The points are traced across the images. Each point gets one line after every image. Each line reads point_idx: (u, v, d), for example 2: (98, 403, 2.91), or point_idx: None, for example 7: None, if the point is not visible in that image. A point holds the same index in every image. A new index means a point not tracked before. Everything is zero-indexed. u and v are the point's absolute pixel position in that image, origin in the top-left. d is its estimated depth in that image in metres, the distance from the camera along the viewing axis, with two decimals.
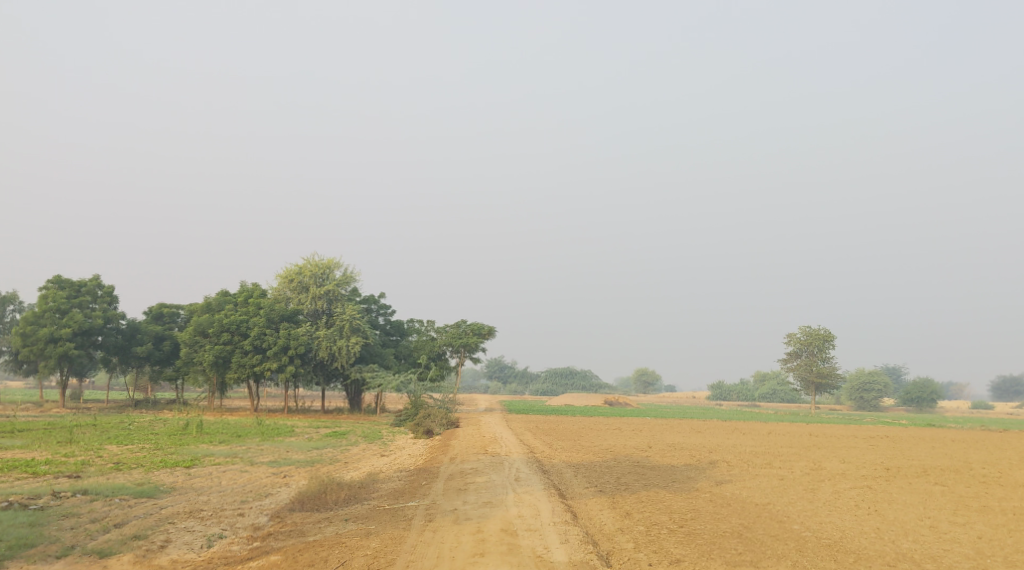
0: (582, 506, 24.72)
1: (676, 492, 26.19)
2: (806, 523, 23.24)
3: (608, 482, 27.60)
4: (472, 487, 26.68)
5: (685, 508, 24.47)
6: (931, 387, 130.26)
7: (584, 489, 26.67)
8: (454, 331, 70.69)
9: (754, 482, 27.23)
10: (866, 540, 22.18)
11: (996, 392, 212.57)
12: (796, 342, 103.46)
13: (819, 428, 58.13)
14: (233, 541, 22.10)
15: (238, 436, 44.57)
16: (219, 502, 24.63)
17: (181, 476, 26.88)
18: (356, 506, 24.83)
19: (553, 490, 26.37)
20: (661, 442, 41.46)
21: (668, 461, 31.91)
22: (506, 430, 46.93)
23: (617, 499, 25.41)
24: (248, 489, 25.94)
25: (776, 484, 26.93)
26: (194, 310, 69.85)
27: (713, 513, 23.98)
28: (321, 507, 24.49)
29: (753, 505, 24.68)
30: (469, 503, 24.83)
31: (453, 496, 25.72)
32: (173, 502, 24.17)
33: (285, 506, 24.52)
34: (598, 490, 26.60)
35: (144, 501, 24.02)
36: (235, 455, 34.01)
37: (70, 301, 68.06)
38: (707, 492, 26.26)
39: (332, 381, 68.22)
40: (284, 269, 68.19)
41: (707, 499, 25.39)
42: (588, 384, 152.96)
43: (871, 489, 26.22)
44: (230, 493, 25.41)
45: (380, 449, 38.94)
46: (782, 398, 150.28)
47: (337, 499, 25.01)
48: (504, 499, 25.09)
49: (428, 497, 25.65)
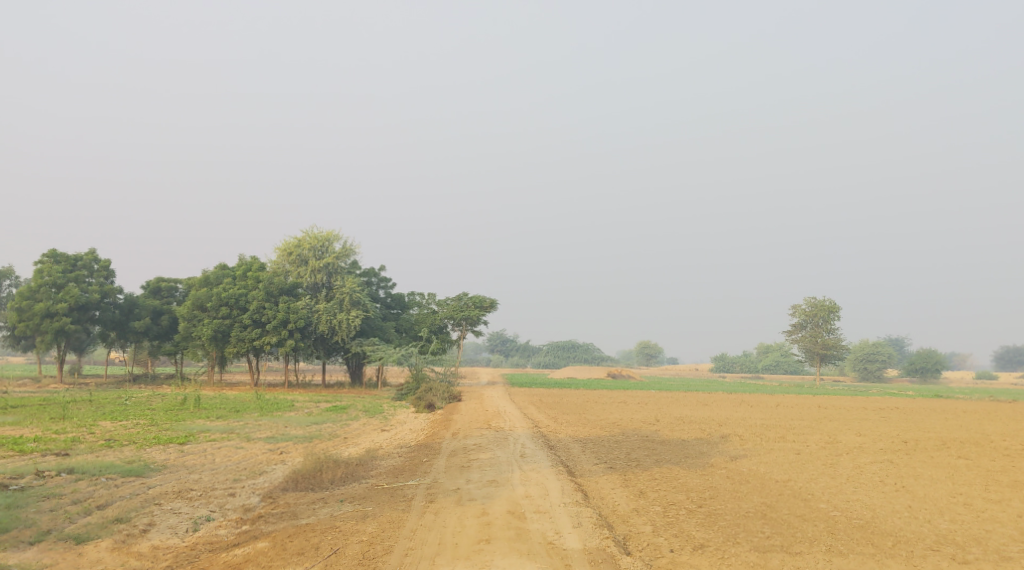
0: (593, 485, 23.75)
1: (689, 469, 25.21)
2: (833, 502, 22.25)
3: (617, 458, 26.60)
4: (476, 465, 25.70)
5: (700, 486, 23.50)
6: (936, 357, 129.50)
7: (594, 465, 25.70)
8: (455, 304, 69.49)
9: (771, 457, 26.22)
10: (900, 520, 21.21)
11: (999, 362, 211.77)
12: (800, 314, 102.48)
13: (828, 400, 57.19)
14: (221, 524, 21.16)
15: (236, 411, 43.59)
16: (209, 481, 23.66)
17: (174, 454, 25.91)
18: (353, 485, 23.88)
19: (561, 467, 25.40)
20: (669, 416, 40.46)
21: (678, 435, 30.92)
22: (510, 403, 45.99)
23: (629, 476, 24.46)
24: (241, 467, 24.97)
25: (794, 460, 25.92)
26: (193, 283, 68.82)
27: (731, 492, 23.02)
28: (316, 486, 23.54)
29: (773, 483, 23.70)
30: (473, 482, 23.87)
31: (455, 474, 24.78)
32: (161, 482, 23.22)
33: (278, 486, 23.54)
34: (609, 466, 25.60)
35: (132, 480, 23.07)
36: (232, 431, 33.08)
37: (65, 275, 67.02)
38: (722, 468, 25.27)
39: (333, 355, 67.31)
40: (283, 241, 67.07)
41: (724, 476, 24.40)
42: (591, 356, 152.21)
43: (894, 464, 25.23)
44: (222, 471, 24.45)
45: (381, 424, 38.00)
46: (786, 369, 149.62)
47: (333, 478, 24.03)
48: (510, 478, 24.13)
49: (429, 476, 24.68)
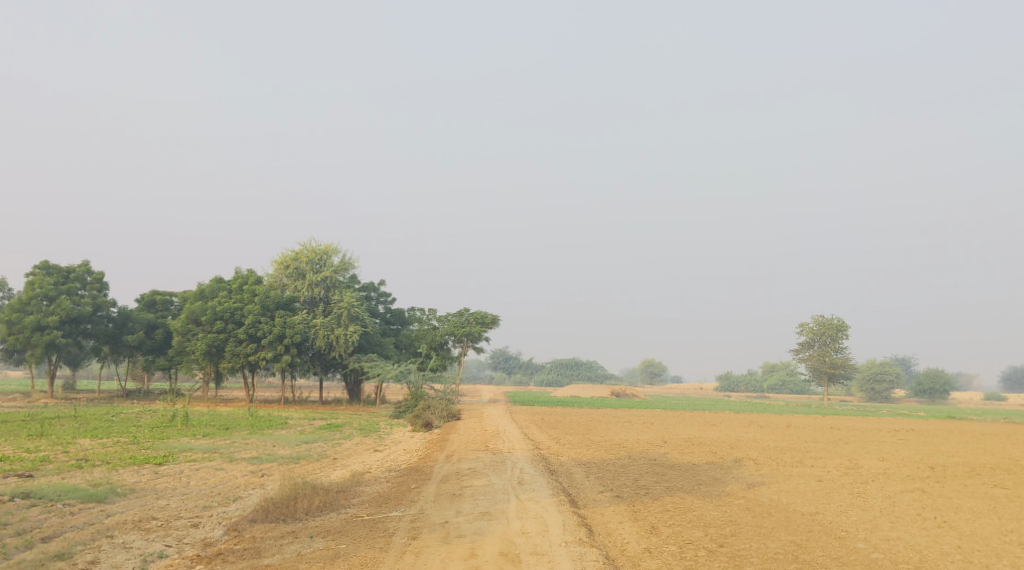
0: (598, 518, 21.94)
1: (704, 498, 23.37)
2: (871, 541, 20.41)
3: (624, 486, 24.76)
4: (468, 493, 23.89)
5: (717, 520, 21.68)
6: (944, 378, 127.35)
7: (599, 494, 23.89)
8: (456, 320, 67.65)
9: (792, 485, 24.34)
10: (949, 564, 19.40)
11: (1006, 383, 209.54)
12: (808, 332, 100.61)
13: (839, 421, 55.24)
14: (174, 562, 19.38)
15: (225, 429, 41.70)
16: (174, 509, 21.91)
17: (147, 475, 24.19)
18: (330, 516, 22.09)
19: (562, 496, 23.58)
20: (677, 437, 38.53)
21: (688, 459, 29.04)
22: (510, 423, 44.20)
23: (638, 508, 22.64)
24: (213, 493, 23.19)
25: (816, 488, 24.07)
26: (187, 297, 67.14)
27: (754, 528, 21.16)
28: (287, 517, 21.74)
29: (798, 516, 21.85)
30: (463, 514, 22.07)
31: (445, 504, 22.98)
32: (122, 509, 21.48)
33: (247, 516, 21.76)
34: (615, 495, 23.77)
35: (91, 507, 21.34)
36: (216, 450, 31.28)
37: (58, 288, 65.43)
38: (739, 497, 23.43)
39: (330, 371, 65.53)
40: (280, 254, 65.41)
41: (742, 508, 22.55)
42: (594, 374, 150.27)
43: (927, 494, 23.40)
44: (192, 497, 22.70)
45: (374, 444, 36.19)
46: (791, 389, 147.30)
47: (308, 508, 22.24)
48: (505, 510, 22.31)
49: (415, 506, 22.87)
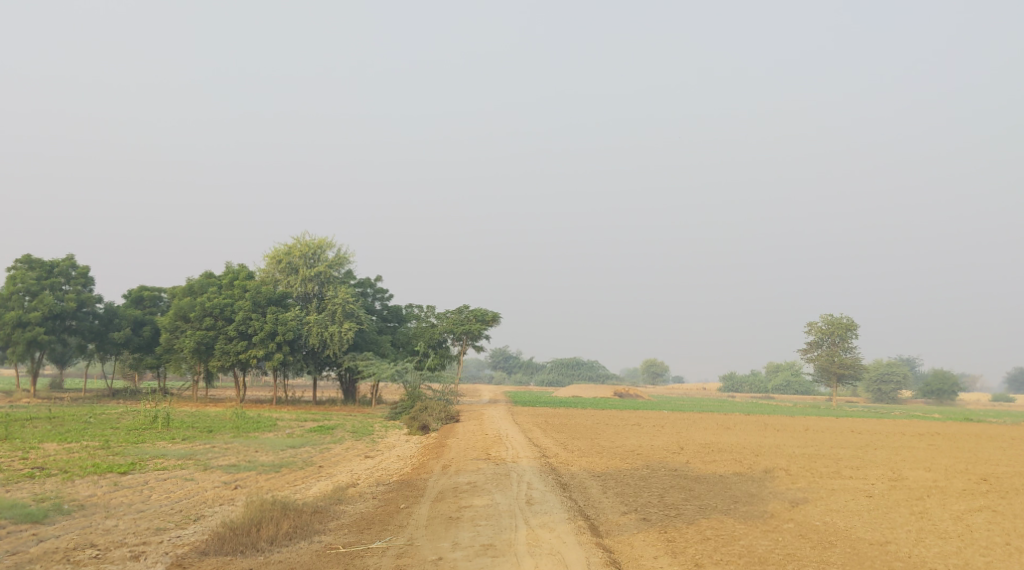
0: (628, 553, 19.27)
1: (747, 522, 20.68)
2: None
3: (649, 505, 22.06)
4: (467, 517, 21.19)
5: (771, 554, 19.00)
6: (952, 379, 124.69)
7: (622, 517, 21.19)
8: (455, 317, 64.90)
9: (841, 504, 21.70)
10: None
11: (1011, 385, 207.02)
12: (817, 331, 97.83)
13: (857, 423, 52.61)
14: None
15: (208, 432, 38.99)
16: (120, 533, 19.39)
17: (103, 487, 21.66)
18: (299, 547, 19.44)
19: (580, 521, 20.90)
20: (693, 442, 35.86)
21: (713, 469, 26.34)
22: (514, 425, 41.52)
23: (674, 537, 19.95)
24: (172, 511, 20.65)
25: (871, 507, 21.48)
26: (176, 293, 64.38)
27: (821, 566, 18.45)
28: (245, 550, 19.08)
29: (866, 548, 19.21)
30: (461, 548, 19.39)
31: (441, 532, 20.28)
32: (58, 533, 19.03)
33: (199, 546, 19.12)
34: (642, 518, 21.08)
35: (21, 530, 18.93)
36: (191, 457, 28.49)
37: (40, 282, 62.63)
38: (786, 521, 20.75)
39: (323, 370, 62.74)
40: (272, 248, 62.63)
41: (796, 535, 19.90)
42: (596, 374, 147.78)
43: (1001, 515, 20.88)
44: (146, 516, 20.19)
45: (366, 449, 33.51)
46: (796, 390, 144.52)
47: (273, 535, 19.61)
48: (513, 543, 19.64)
49: (404, 534, 20.20)
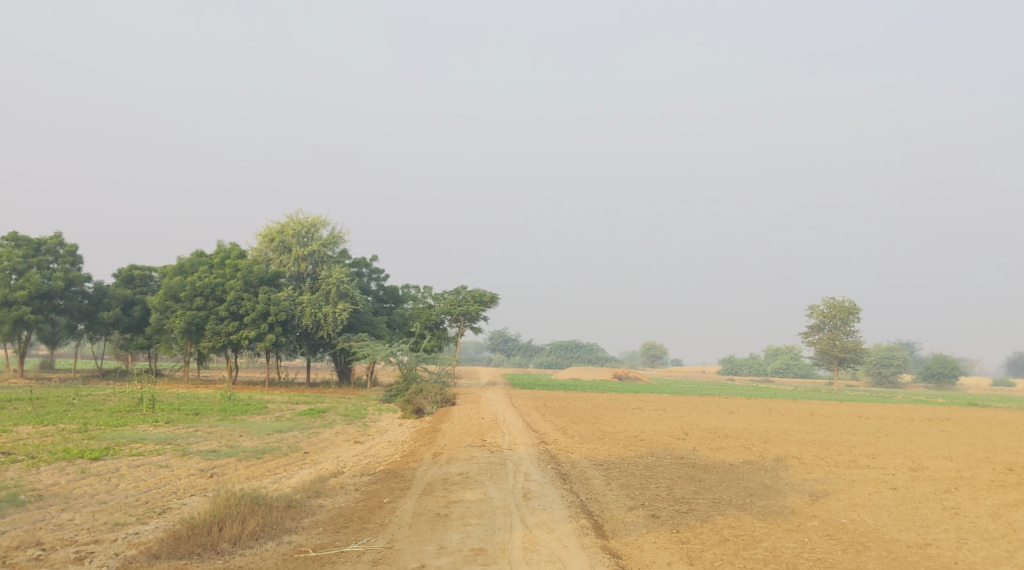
0: (637, 558, 17.91)
1: (767, 520, 19.35)
2: None
3: (658, 499, 20.67)
4: (456, 514, 19.85)
5: (799, 560, 17.67)
6: (953, 362, 123.45)
7: (629, 514, 19.82)
8: (453, 298, 63.49)
9: (866, 498, 20.47)
10: None
11: (1011, 369, 205.88)
12: (818, 314, 96.42)
13: (863, 408, 51.36)
14: None
15: (194, 414, 37.58)
16: (73, 529, 18.48)
17: (68, 475, 20.79)
18: (265, 549, 18.30)
19: (582, 519, 19.52)
20: (697, 427, 34.52)
21: (722, 457, 24.98)
22: (511, 409, 40.21)
23: (688, 538, 18.59)
24: (136, 503, 19.73)
25: (899, 502, 20.28)
26: (166, 272, 62.83)
27: None
28: (203, 552, 18.02)
29: (904, 551, 17.95)
30: (447, 554, 18.07)
31: (427, 534, 18.93)
32: (6, 528, 18.18)
33: (153, 546, 18.05)
34: (651, 515, 19.72)
35: None
36: (171, 442, 27.07)
37: (27, 260, 61.06)
38: (809, 518, 19.45)
39: (318, 351, 61.35)
40: (264, 227, 60.90)
41: (822, 536, 18.61)
42: (595, 356, 146.40)
43: None
44: (107, 509, 19.28)
45: (356, 434, 32.07)
46: (795, 373, 143.58)
47: (237, 535, 18.52)
48: (506, 547, 18.27)
49: (384, 535, 18.93)
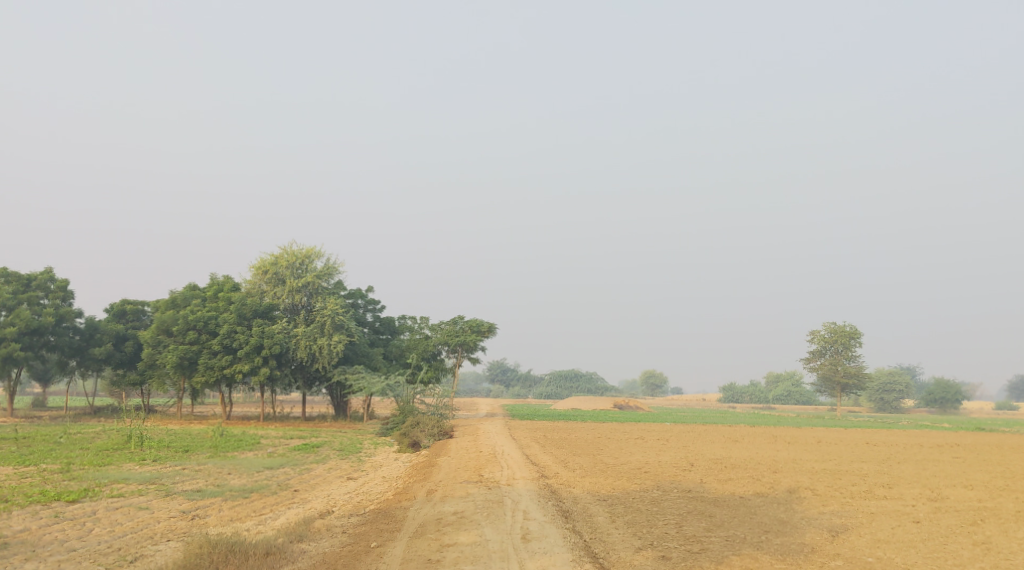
0: None
1: (787, 561, 18.33)
2: None
3: (667, 538, 19.63)
4: (450, 560, 18.81)
5: None
6: (956, 387, 122.24)
7: (637, 555, 18.77)
8: (450, 328, 62.50)
9: (890, 533, 19.49)
10: None
11: (1013, 393, 204.24)
12: (819, 340, 95.45)
13: (870, 435, 50.21)
14: None
15: (184, 452, 36.41)
16: None
17: (40, 520, 19.88)
18: None
19: (588, 564, 18.48)
20: (703, 457, 33.42)
21: (732, 489, 23.94)
22: (510, 441, 39.09)
23: None
24: (108, 551, 18.82)
25: (925, 537, 19.31)
26: (158, 306, 61.82)
27: None
28: None
29: None
30: None
31: None
32: None
33: None
34: (660, 557, 18.68)
35: None
36: (155, 482, 25.98)
37: (17, 296, 60.05)
38: (832, 557, 18.45)
39: (314, 385, 60.19)
40: (258, 259, 59.97)
41: None
42: (595, 386, 145.06)
43: None
44: (75, 557, 18.42)
45: (349, 470, 30.91)
46: (797, 400, 142.21)
47: None
48: None
49: None
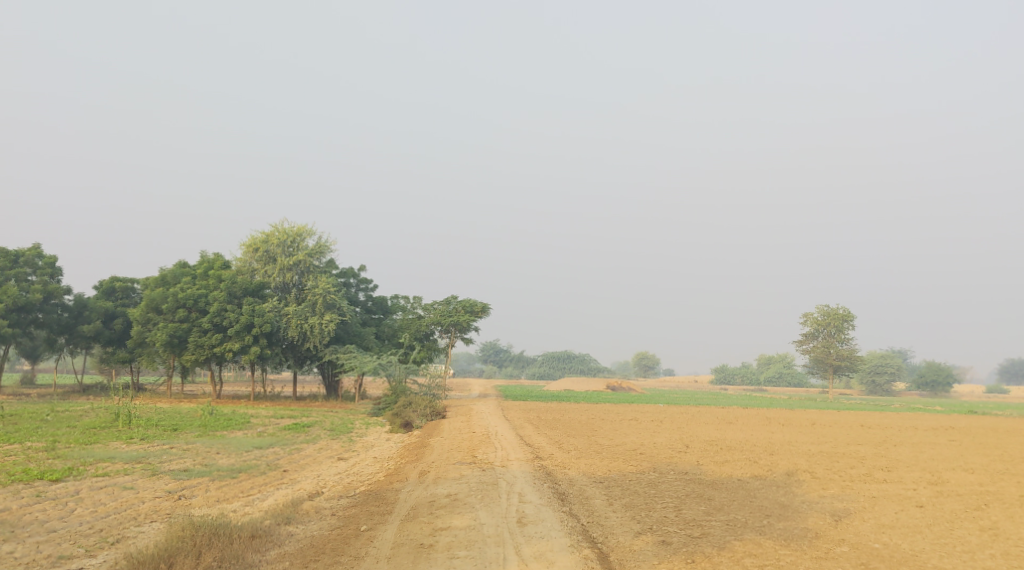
0: None
1: (791, 547, 17.96)
2: None
3: (666, 522, 19.24)
4: (442, 545, 18.42)
5: None
6: (947, 370, 122.40)
7: (636, 540, 18.39)
8: (442, 308, 62.01)
9: (894, 518, 19.15)
10: None
11: (1003, 376, 204.92)
12: (812, 322, 95.31)
13: (864, 417, 49.96)
14: None
15: (172, 431, 35.91)
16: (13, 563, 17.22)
17: (21, 499, 19.43)
18: None
19: (585, 550, 18.09)
20: (698, 439, 33.06)
21: (730, 471, 23.57)
22: (503, 422, 38.68)
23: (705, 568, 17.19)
24: (89, 532, 18.40)
25: (929, 522, 18.99)
26: (148, 283, 61.15)
27: None
28: None
29: None
30: None
31: None
32: None
33: None
34: (660, 542, 18.29)
35: None
36: (142, 461, 25.50)
37: (4, 272, 59.29)
38: (837, 543, 18.08)
39: (305, 364, 59.69)
40: (248, 236, 59.26)
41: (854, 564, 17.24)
42: (587, 366, 144.96)
43: None
44: (54, 539, 18.03)
45: (340, 450, 30.46)
46: (789, 382, 142.33)
47: None
48: None
49: None
